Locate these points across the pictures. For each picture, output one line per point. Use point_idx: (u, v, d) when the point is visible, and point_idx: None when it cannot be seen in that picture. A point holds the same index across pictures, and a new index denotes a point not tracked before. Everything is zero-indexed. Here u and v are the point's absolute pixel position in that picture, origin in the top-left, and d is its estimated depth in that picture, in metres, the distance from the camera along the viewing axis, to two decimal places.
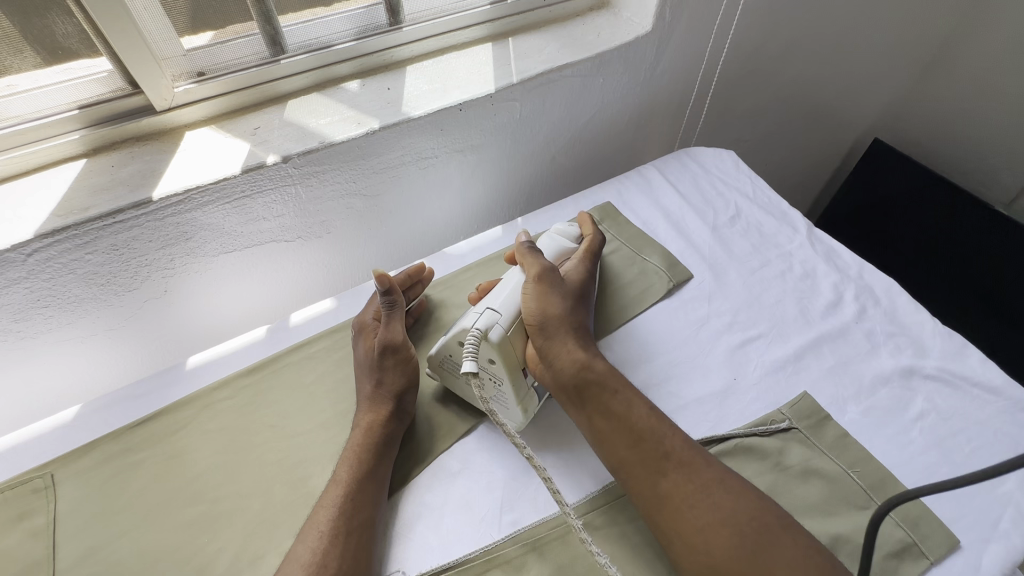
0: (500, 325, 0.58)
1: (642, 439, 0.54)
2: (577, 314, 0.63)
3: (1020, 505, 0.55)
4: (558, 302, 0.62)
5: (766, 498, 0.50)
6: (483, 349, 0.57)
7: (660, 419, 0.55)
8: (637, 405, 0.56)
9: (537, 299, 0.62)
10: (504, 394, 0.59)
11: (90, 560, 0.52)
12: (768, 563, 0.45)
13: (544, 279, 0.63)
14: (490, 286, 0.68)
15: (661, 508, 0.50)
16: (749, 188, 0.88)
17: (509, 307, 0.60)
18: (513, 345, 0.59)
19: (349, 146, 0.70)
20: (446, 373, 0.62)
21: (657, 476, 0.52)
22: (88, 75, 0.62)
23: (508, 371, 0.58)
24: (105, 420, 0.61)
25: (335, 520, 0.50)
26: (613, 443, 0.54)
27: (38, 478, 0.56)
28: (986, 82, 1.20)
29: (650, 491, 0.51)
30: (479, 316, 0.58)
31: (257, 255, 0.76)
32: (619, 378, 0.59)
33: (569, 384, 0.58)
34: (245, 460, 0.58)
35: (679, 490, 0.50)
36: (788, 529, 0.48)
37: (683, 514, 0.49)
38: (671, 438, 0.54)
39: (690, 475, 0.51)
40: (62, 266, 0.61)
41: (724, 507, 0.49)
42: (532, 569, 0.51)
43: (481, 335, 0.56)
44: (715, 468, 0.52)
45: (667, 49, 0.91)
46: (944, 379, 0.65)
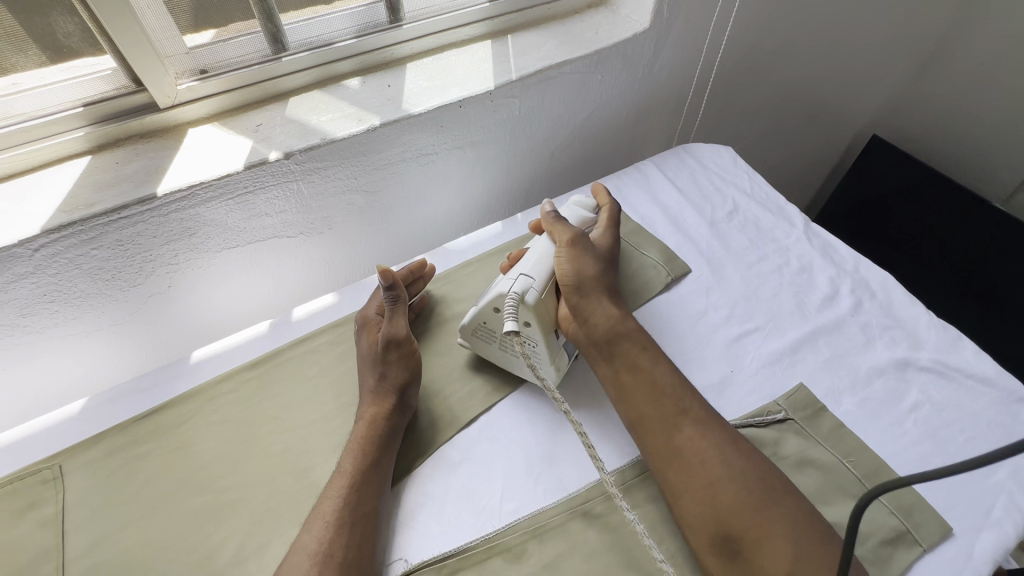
0: (534, 289, 0.60)
1: (662, 396, 0.56)
2: (610, 276, 0.65)
3: (1012, 494, 0.56)
4: (591, 263, 0.64)
5: (772, 463, 0.52)
6: (521, 313, 0.59)
7: (682, 379, 0.58)
8: (661, 364, 0.59)
9: (571, 260, 0.64)
10: (540, 355, 0.61)
11: (98, 549, 0.53)
12: (771, 521, 0.47)
13: (577, 242, 0.65)
14: (520, 255, 0.69)
15: (674, 460, 0.53)
16: (747, 183, 0.89)
17: (540, 272, 0.62)
18: (547, 306, 0.61)
19: (350, 142, 0.71)
20: (481, 339, 0.64)
21: (674, 430, 0.54)
22: (92, 73, 0.63)
23: (544, 333, 0.60)
24: (111, 413, 0.62)
25: (340, 510, 0.51)
26: (634, 398, 0.57)
27: (46, 469, 0.57)
28: (983, 79, 1.21)
29: (665, 444, 0.54)
30: (513, 282, 0.60)
31: (259, 251, 0.77)
32: (646, 339, 0.61)
33: (600, 341, 0.60)
34: (249, 451, 0.59)
35: (693, 445, 0.52)
36: (793, 493, 0.50)
37: (694, 468, 0.51)
38: (692, 398, 0.56)
39: (705, 431, 0.53)
40: (68, 261, 0.62)
41: (733, 466, 0.51)
42: (532, 556, 0.52)
43: (518, 298, 0.58)
44: (731, 429, 0.54)
45: (665, 46, 0.91)
46: (938, 371, 0.66)
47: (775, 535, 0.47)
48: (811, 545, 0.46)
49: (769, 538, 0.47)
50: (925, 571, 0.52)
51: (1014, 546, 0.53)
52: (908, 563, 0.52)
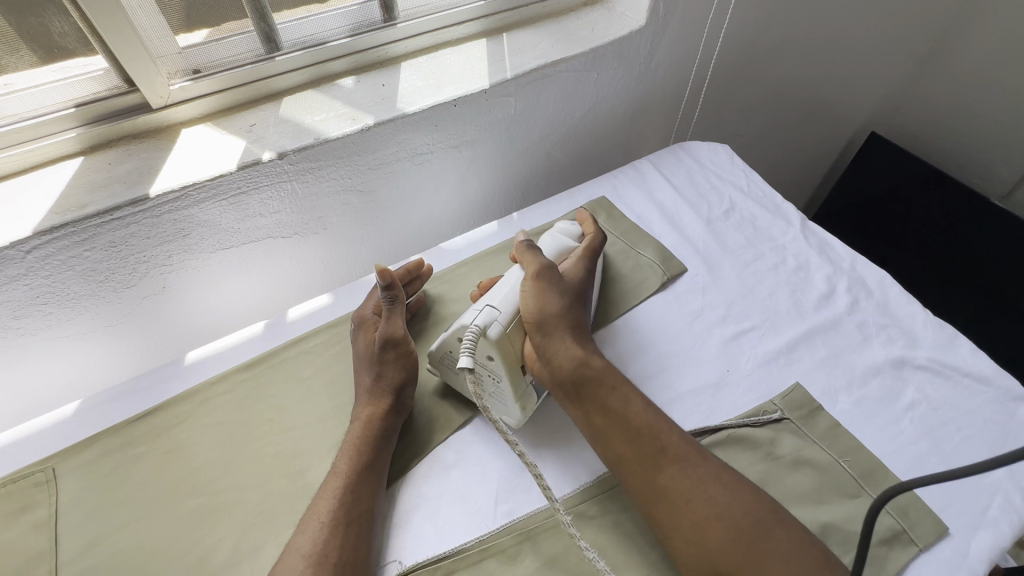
0: (498, 322, 0.58)
1: (639, 436, 0.54)
2: (577, 313, 0.63)
3: (1009, 493, 0.56)
4: (557, 300, 0.61)
5: (759, 490, 0.51)
6: (482, 346, 0.57)
7: (656, 416, 0.56)
8: (634, 402, 0.57)
9: (536, 297, 0.61)
10: (503, 392, 0.59)
11: (92, 552, 0.53)
12: (762, 556, 0.46)
13: (544, 277, 0.63)
14: (492, 285, 0.68)
15: (658, 502, 0.51)
16: (744, 181, 0.89)
17: (508, 305, 0.60)
18: (512, 342, 0.59)
19: (343, 141, 0.70)
20: (447, 369, 0.63)
21: (654, 471, 0.52)
22: (85, 73, 0.62)
23: (507, 368, 0.58)
24: (106, 415, 0.62)
25: (336, 511, 0.51)
26: (610, 439, 0.55)
27: (40, 472, 0.57)
28: (982, 75, 1.20)
29: (648, 487, 0.52)
30: (478, 313, 0.59)
31: (254, 252, 0.77)
32: (617, 375, 0.59)
33: (566, 382, 0.58)
34: (243, 453, 0.59)
35: (677, 485, 0.51)
36: (782, 521, 0.49)
37: (680, 510, 0.50)
38: (669, 436, 0.54)
39: (685, 469, 0.52)
40: (62, 263, 0.62)
41: (720, 502, 0.49)
42: (526, 558, 0.52)
43: (479, 331, 0.56)
44: (710, 463, 0.53)
45: (661, 43, 0.91)
46: (935, 369, 0.65)
47: (768, 571, 0.46)
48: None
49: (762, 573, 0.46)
50: (921, 571, 0.52)
51: (1010, 546, 0.53)
52: (904, 563, 0.52)
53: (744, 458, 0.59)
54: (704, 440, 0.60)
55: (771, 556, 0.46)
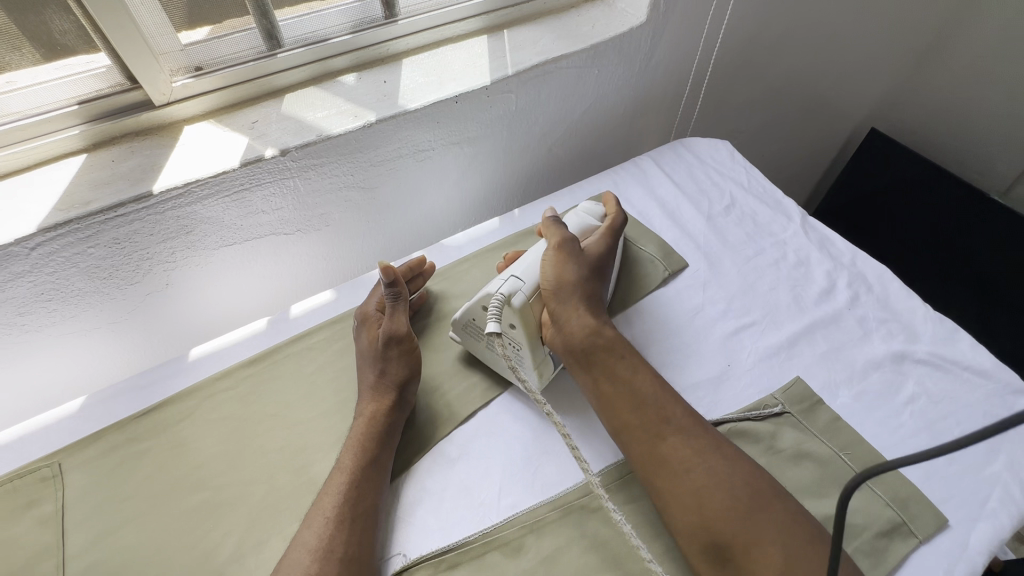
0: (523, 291, 0.60)
1: (645, 404, 0.55)
2: (594, 284, 0.64)
3: (1008, 485, 0.57)
4: (575, 270, 0.63)
5: (760, 466, 0.52)
6: (506, 314, 0.59)
7: (664, 387, 0.57)
8: (643, 373, 0.58)
9: (555, 266, 0.63)
10: (523, 359, 0.61)
11: (98, 546, 0.53)
12: (759, 525, 0.47)
13: (564, 247, 0.65)
14: (516, 256, 0.70)
15: (659, 469, 0.52)
16: (744, 177, 0.89)
17: (532, 275, 0.62)
18: (534, 311, 0.61)
19: (346, 138, 0.71)
20: (471, 336, 0.64)
21: (657, 439, 0.53)
22: (87, 70, 0.62)
23: (528, 336, 0.60)
24: (110, 411, 0.62)
25: (340, 506, 0.51)
26: (616, 406, 0.56)
27: (45, 467, 0.57)
28: (981, 71, 1.20)
29: (650, 453, 0.53)
30: (503, 282, 0.61)
31: (256, 248, 0.77)
32: (628, 347, 0.60)
33: (578, 349, 0.59)
34: (248, 448, 0.60)
35: (679, 453, 0.52)
36: (781, 497, 0.49)
37: (680, 477, 0.50)
38: (674, 405, 0.55)
39: (688, 439, 0.52)
40: (65, 260, 0.62)
41: (719, 472, 0.50)
42: (529, 551, 0.52)
43: (504, 299, 0.58)
44: (714, 435, 0.53)
45: (662, 40, 0.91)
46: (935, 363, 0.66)
47: (765, 540, 0.46)
48: (801, 546, 0.46)
49: (760, 543, 0.46)
50: (921, 562, 0.53)
51: (1009, 537, 0.53)
52: (904, 555, 0.53)
53: (745, 451, 0.60)
54: None
55: (769, 526, 0.47)
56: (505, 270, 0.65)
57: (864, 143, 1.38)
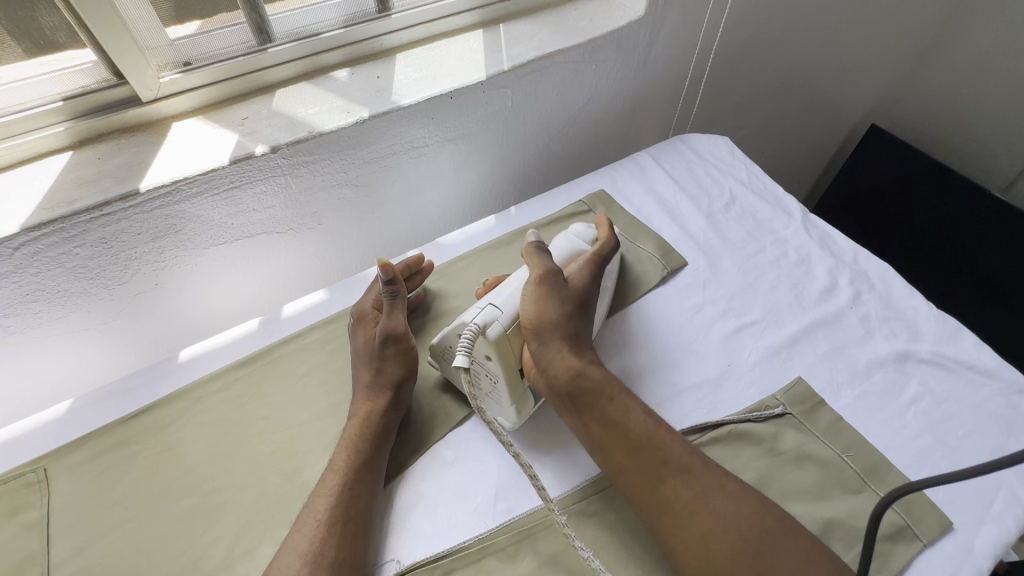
0: (499, 322, 0.57)
1: (639, 447, 0.53)
2: (577, 321, 0.61)
3: (1013, 487, 0.56)
4: (557, 307, 0.59)
5: (763, 498, 0.50)
6: (480, 345, 0.56)
7: (656, 425, 0.54)
8: (633, 412, 0.55)
9: (535, 303, 0.59)
10: (499, 392, 0.58)
11: (85, 553, 0.52)
12: (770, 567, 0.45)
13: (546, 281, 0.60)
14: (498, 283, 0.67)
15: (661, 513, 0.50)
16: (744, 174, 0.88)
17: (510, 305, 0.59)
18: (512, 348, 0.58)
19: (339, 135, 0.69)
20: (446, 366, 0.62)
21: (655, 482, 0.51)
22: (73, 66, 0.61)
23: (505, 369, 0.57)
24: (98, 414, 0.61)
25: (333, 508, 0.50)
26: (609, 449, 0.54)
27: (30, 473, 0.56)
28: (983, 66, 1.19)
29: (650, 498, 0.51)
30: (479, 311, 0.58)
31: (248, 248, 0.76)
32: (615, 384, 0.58)
33: (563, 391, 0.57)
34: (239, 452, 0.58)
35: (679, 496, 0.50)
36: (788, 531, 0.48)
37: (683, 522, 0.49)
38: (669, 444, 0.53)
39: (687, 479, 0.51)
40: (51, 260, 0.61)
41: (723, 512, 0.48)
42: (526, 557, 0.51)
43: (478, 330, 0.56)
44: (713, 472, 0.51)
45: (661, 34, 0.90)
46: (938, 363, 0.65)
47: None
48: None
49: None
50: (926, 567, 0.51)
51: (1015, 541, 0.52)
52: (908, 559, 0.52)
53: (745, 453, 0.59)
54: (706, 435, 0.60)
55: (780, 566, 0.45)
56: (484, 296, 0.62)
57: (865, 139, 1.37)
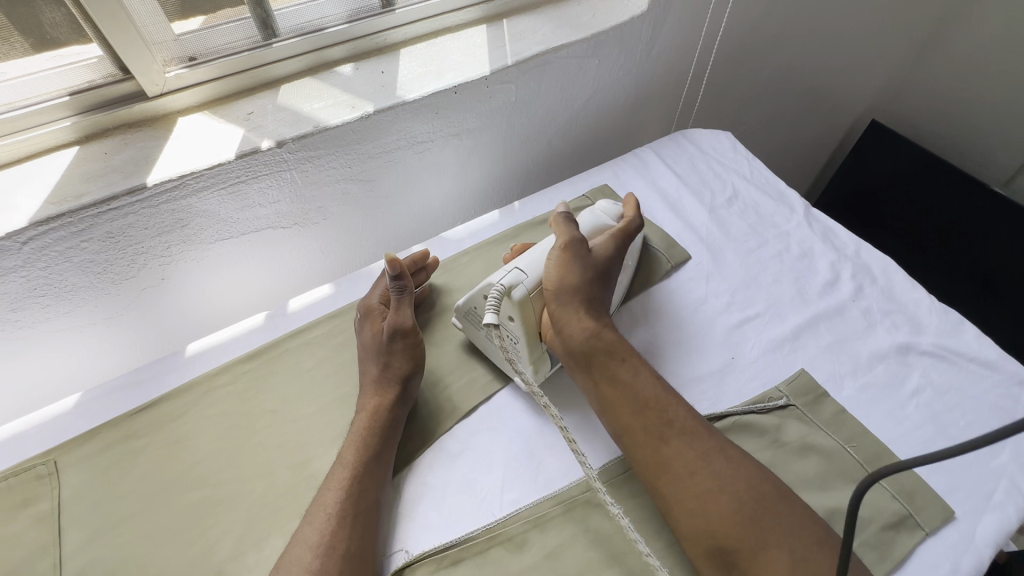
0: (524, 285, 0.59)
1: (646, 408, 0.54)
2: (598, 288, 0.62)
3: (1014, 477, 0.56)
4: (579, 273, 0.61)
5: (764, 468, 0.51)
6: (506, 305, 0.58)
7: (665, 389, 0.55)
8: (643, 376, 0.56)
9: (559, 267, 0.61)
10: (519, 352, 0.60)
11: (96, 544, 0.52)
12: (766, 531, 0.46)
13: (571, 248, 0.62)
14: (525, 249, 0.69)
15: (662, 473, 0.51)
16: (746, 168, 0.88)
17: (536, 269, 0.61)
18: (534, 308, 0.60)
19: (345, 129, 0.69)
20: (471, 326, 0.63)
21: (660, 443, 0.52)
22: (79, 61, 0.61)
23: (526, 331, 0.59)
24: (107, 408, 0.62)
25: (343, 502, 0.51)
26: (617, 409, 0.55)
27: (40, 466, 0.56)
28: (983, 62, 1.19)
29: (652, 457, 0.52)
30: (505, 274, 0.59)
31: (253, 242, 0.76)
32: (628, 350, 0.59)
33: (577, 352, 0.58)
34: (247, 444, 0.59)
35: (682, 456, 0.51)
36: (785, 499, 0.48)
37: (684, 480, 0.50)
38: (676, 407, 0.54)
39: (691, 442, 0.51)
40: (59, 254, 0.61)
41: (724, 475, 0.49)
42: (533, 546, 0.52)
43: (503, 291, 0.57)
44: (717, 437, 0.52)
45: (663, 30, 0.90)
46: (940, 355, 0.65)
47: (771, 546, 0.45)
48: (807, 552, 0.45)
49: (766, 551, 0.45)
50: (928, 555, 0.52)
51: (1016, 529, 0.53)
52: (911, 547, 0.52)
53: (750, 445, 0.59)
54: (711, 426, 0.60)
55: (775, 532, 0.46)
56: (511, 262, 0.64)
57: (865, 135, 1.37)
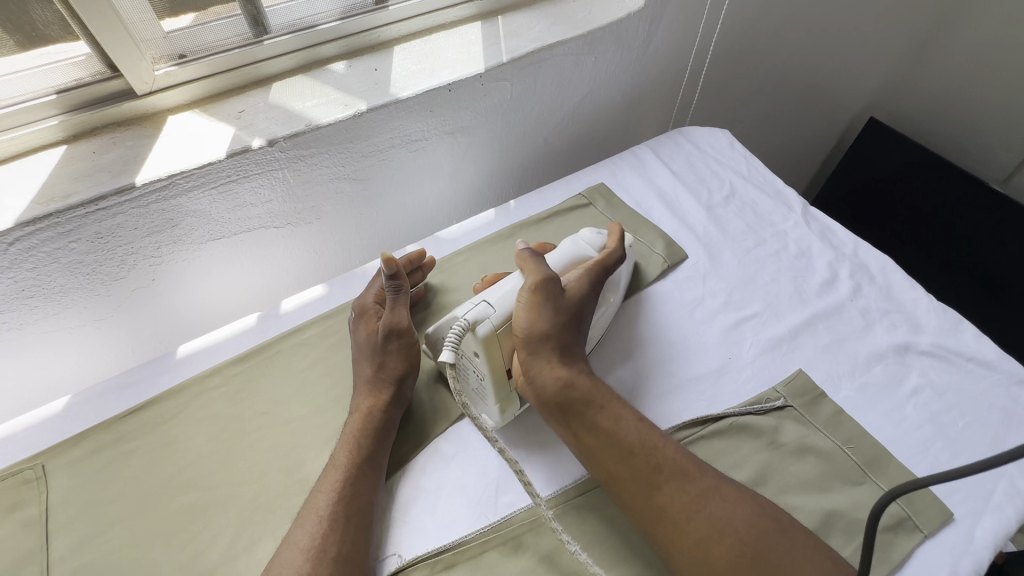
0: (490, 320, 0.57)
1: (634, 455, 0.52)
2: (570, 332, 0.59)
3: (1013, 478, 0.56)
4: (550, 319, 0.58)
5: (760, 499, 0.50)
6: (469, 341, 0.56)
7: (649, 431, 0.54)
8: (625, 419, 0.55)
9: (528, 313, 0.58)
10: (484, 389, 0.58)
11: (85, 549, 0.52)
12: (770, 569, 0.46)
13: (542, 290, 0.58)
14: (497, 280, 0.66)
15: (658, 522, 0.49)
16: (744, 167, 0.88)
17: (504, 304, 0.58)
18: (500, 348, 0.57)
19: (338, 128, 0.69)
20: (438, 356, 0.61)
21: (652, 490, 0.50)
22: (66, 59, 0.60)
23: (492, 369, 0.57)
24: (96, 411, 0.61)
25: (335, 505, 0.50)
26: (603, 458, 0.53)
27: (28, 470, 0.55)
28: (982, 59, 1.19)
29: (646, 506, 0.50)
30: (472, 306, 0.57)
31: (245, 243, 0.75)
32: (605, 394, 0.57)
33: (551, 403, 0.56)
34: (238, 447, 0.58)
35: (677, 502, 0.49)
36: (784, 529, 0.48)
37: (681, 527, 0.48)
38: (663, 450, 0.53)
39: (684, 485, 0.50)
40: (46, 255, 0.60)
41: (721, 516, 0.48)
42: (528, 550, 0.51)
43: (467, 326, 0.55)
44: (707, 476, 0.51)
45: (660, 26, 0.89)
46: (938, 354, 0.65)
47: None
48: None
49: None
50: (926, 558, 0.52)
51: (1015, 531, 0.52)
52: (909, 550, 0.52)
53: (747, 446, 0.59)
54: (707, 428, 0.60)
55: (779, 566, 0.46)
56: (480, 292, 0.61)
57: (863, 132, 1.36)
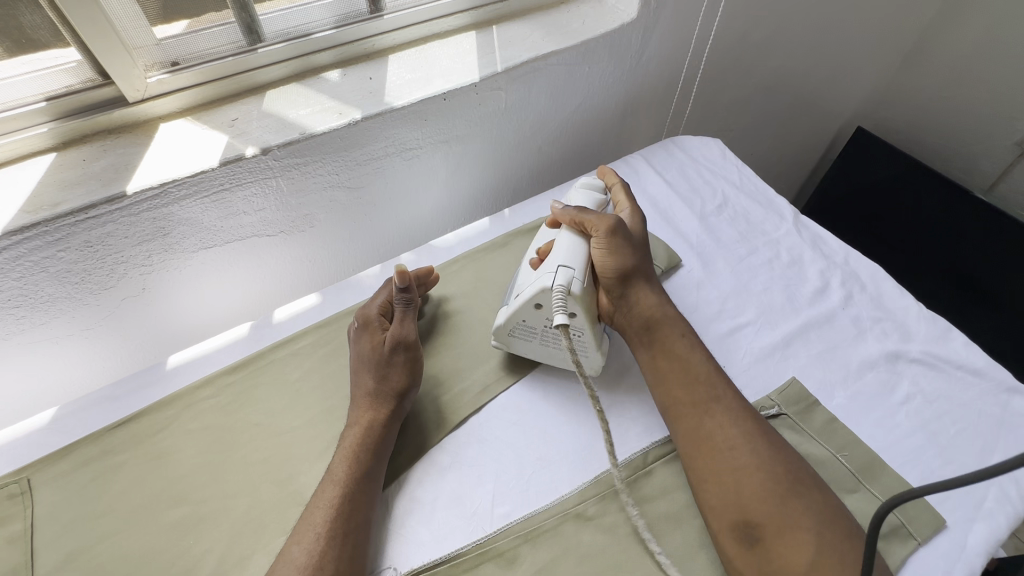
0: (579, 278, 0.58)
1: (695, 384, 0.57)
2: (645, 263, 0.64)
3: (1003, 484, 0.56)
4: (629, 254, 0.62)
5: (797, 456, 0.53)
6: (569, 303, 0.57)
7: (715, 368, 0.59)
8: (696, 354, 0.60)
9: (611, 253, 0.61)
10: (584, 343, 0.60)
11: (70, 566, 0.50)
12: (794, 512, 0.49)
13: (616, 232, 0.62)
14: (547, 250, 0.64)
15: (703, 444, 0.54)
16: (736, 176, 0.88)
17: (579, 261, 0.60)
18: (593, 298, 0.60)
19: (332, 135, 0.68)
20: (517, 338, 0.62)
21: (703, 416, 0.55)
22: (56, 65, 0.59)
23: (590, 321, 0.59)
24: (84, 423, 0.60)
25: (332, 521, 0.49)
26: (668, 382, 0.58)
27: (13, 484, 0.54)
28: (964, 71, 1.22)
29: (695, 429, 0.55)
30: (555, 275, 0.57)
31: (237, 250, 0.75)
32: (682, 326, 0.62)
33: (638, 326, 0.61)
34: (230, 460, 0.57)
35: (723, 431, 0.54)
36: (820, 489, 0.51)
37: (722, 454, 0.53)
38: (723, 387, 0.57)
39: (734, 419, 0.55)
40: (34, 265, 0.59)
41: (762, 456, 0.52)
42: (524, 561, 0.51)
43: (566, 290, 0.56)
44: (761, 420, 0.55)
45: (654, 37, 0.90)
46: (929, 362, 0.66)
47: (798, 524, 0.48)
48: (834, 539, 0.47)
49: (793, 529, 0.48)
50: (922, 565, 0.52)
51: (1006, 537, 0.53)
52: (904, 557, 0.52)
53: None
54: None
55: (804, 514, 0.48)
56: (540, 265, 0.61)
57: (851, 141, 1.38)
